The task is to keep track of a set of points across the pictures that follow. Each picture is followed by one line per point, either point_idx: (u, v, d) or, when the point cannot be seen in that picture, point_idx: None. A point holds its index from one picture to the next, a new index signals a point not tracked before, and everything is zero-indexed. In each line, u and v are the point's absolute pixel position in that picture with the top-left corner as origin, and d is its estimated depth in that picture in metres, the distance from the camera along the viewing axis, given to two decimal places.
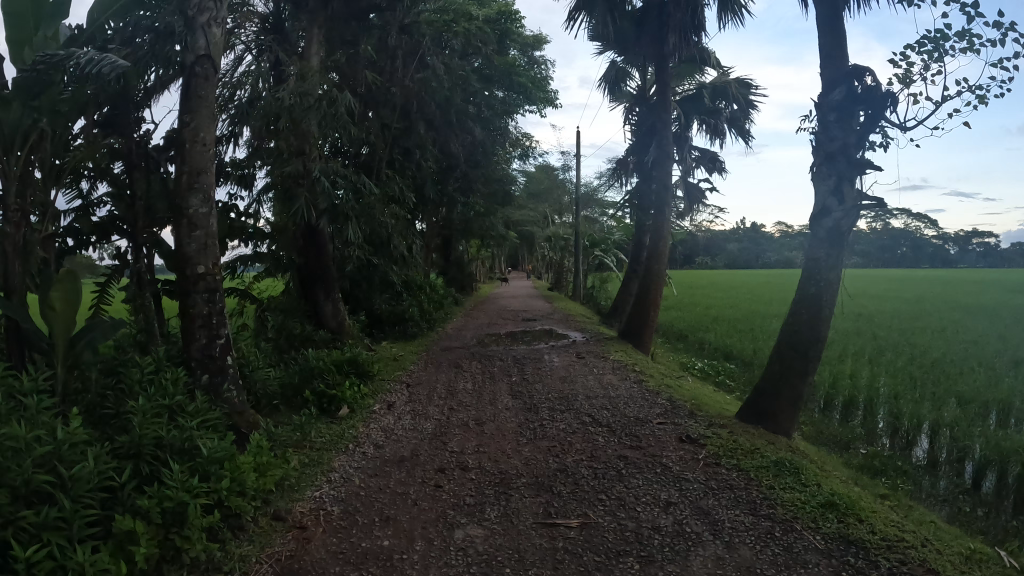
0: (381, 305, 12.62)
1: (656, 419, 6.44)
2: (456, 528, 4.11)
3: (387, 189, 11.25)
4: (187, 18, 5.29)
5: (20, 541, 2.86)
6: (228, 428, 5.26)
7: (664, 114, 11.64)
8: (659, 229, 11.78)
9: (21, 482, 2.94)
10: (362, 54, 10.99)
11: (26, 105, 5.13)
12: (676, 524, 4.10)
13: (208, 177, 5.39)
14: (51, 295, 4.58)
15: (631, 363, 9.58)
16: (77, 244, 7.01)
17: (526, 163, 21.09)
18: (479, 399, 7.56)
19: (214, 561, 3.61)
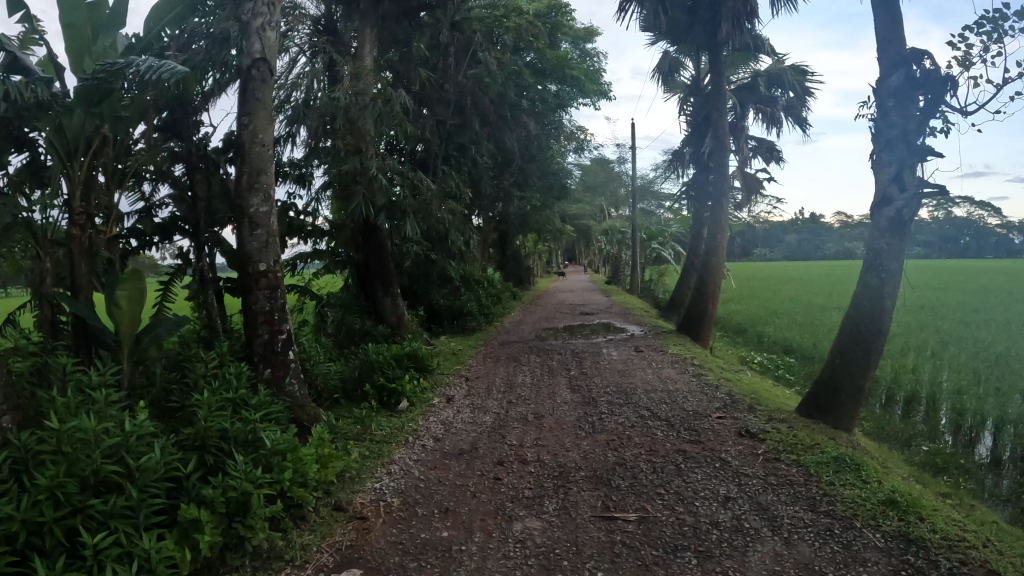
0: (439, 300, 12.78)
1: (715, 413, 6.34)
2: (513, 520, 4.13)
3: (445, 185, 11.35)
4: (242, 23, 5.43)
5: (88, 528, 2.99)
6: (290, 422, 5.39)
7: (720, 103, 11.43)
8: (717, 220, 11.59)
9: (90, 472, 3.07)
10: (415, 53, 11.11)
11: (89, 112, 5.36)
12: (733, 519, 4.03)
13: (267, 177, 5.53)
14: (117, 294, 4.84)
15: (691, 356, 9.44)
16: (140, 245, 7.29)
17: (581, 155, 20.99)
18: (538, 393, 7.58)
19: (276, 549, 3.72)
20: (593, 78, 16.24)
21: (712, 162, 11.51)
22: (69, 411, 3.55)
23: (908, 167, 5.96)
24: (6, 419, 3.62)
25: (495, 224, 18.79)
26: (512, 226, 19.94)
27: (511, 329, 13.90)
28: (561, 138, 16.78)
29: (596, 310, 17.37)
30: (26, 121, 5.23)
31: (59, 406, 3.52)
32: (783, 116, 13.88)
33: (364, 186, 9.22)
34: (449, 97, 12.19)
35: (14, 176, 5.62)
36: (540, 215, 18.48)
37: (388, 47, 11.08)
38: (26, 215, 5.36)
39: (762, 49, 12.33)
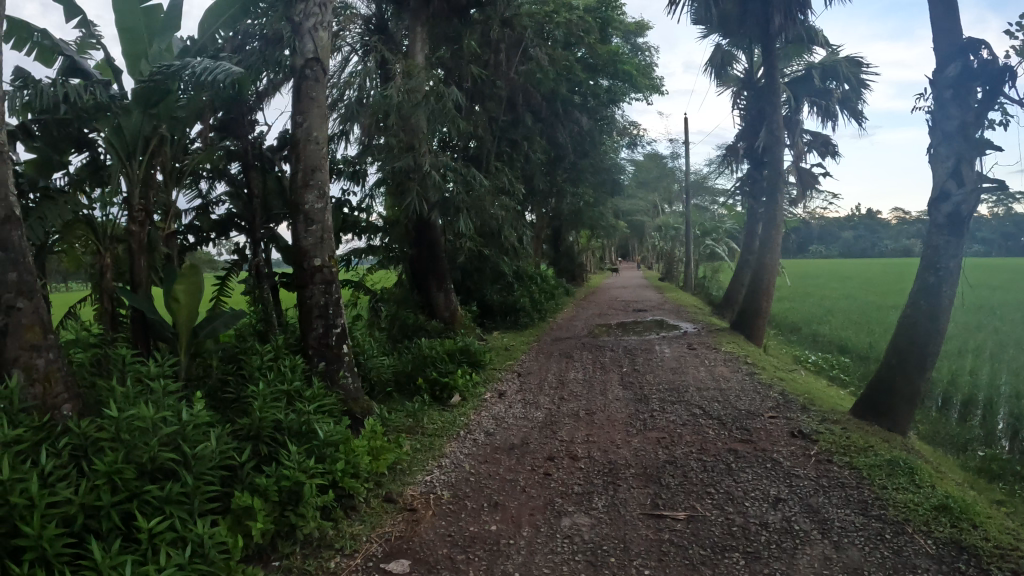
0: (492, 295, 12.85)
1: (768, 412, 6.23)
2: (562, 516, 4.14)
3: (497, 181, 11.38)
4: (295, 23, 5.56)
5: (144, 513, 3.07)
6: (343, 414, 5.49)
7: (773, 96, 11.20)
8: (771, 216, 11.36)
9: (147, 459, 3.17)
10: (465, 50, 11.15)
11: (146, 113, 5.54)
12: (783, 521, 3.96)
13: (321, 174, 5.64)
14: (175, 288, 5.05)
15: (746, 355, 9.29)
16: (198, 241, 7.53)
17: (635, 150, 20.82)
18: (590, 390, 7.55)
19: (327, 538, 3.79)
20: (645, 72, 16.06)
21: (767, 157, 11.28)
22: (129, 401, 3.68)
23: (966, 161, 5.80)
24: (67, 408, 3.77)
25: (547, 220, 18.79)
26: (565, 223, 19.90)
27: (563, 326, 13.90)
28: (613, 134, 16.66)
29: (648, 308, 17.23)
30: (87, 122, 5.44)
31: (118, 396, 3.65)
32: (839, 109, 13.47)
33: (418, 182, 9.33)
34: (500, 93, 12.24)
35: (75, 175, 5.82)
36: (592, 211, 18.40)
37: (440, 45, 11.16)
38: (87, 212, 5.62)
39: (816, 41, 11.97)
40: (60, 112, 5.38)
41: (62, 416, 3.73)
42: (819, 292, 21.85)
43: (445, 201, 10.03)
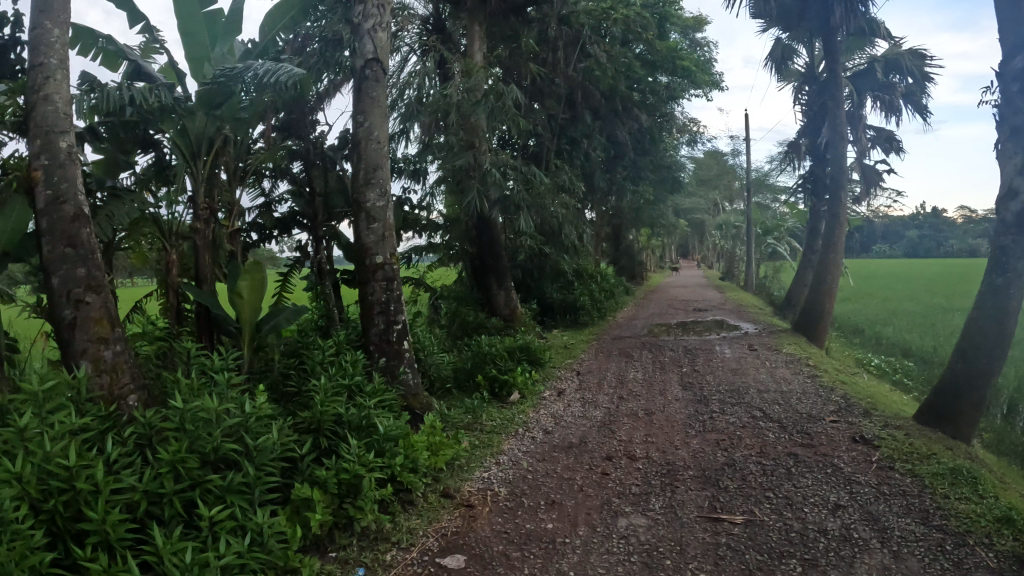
0: (552, 293, 12.87)
1: (829, 416, 6.07)
2: (619, 516, 4.11)
3: (556, 179, 11.36)
4: (355, 25, 5.65)
5: (206, 501, 3.17)
6: (403, 409, 5.55)
7: (836, 91, 10.91)
8: (834, 214, 11.05)
9: (210, 449, 3.26)
10: (523, 48, 11.18)
11: (210, 114, 5.73)
12: (842, 528, 3.85)
13: (383, 172, 5.73)
14: (239, 284, 5.18)
15: (808, 357, 9.07)
16: (261, 238, 7.73)
17: (695, 147, 20.51)
18: (649, 390, 7.49)
19: (384, 531, 3.85)
20: (704, 68, 15.80)
21: (830, 153, 10.99)
22: (195, 392, 3.80)
23: None
24: (134, 398, 3.93)
25: (608, 218, 18.65)
26: (625, 221, 19.73)
27: (622, 324, 13.82)
28: (674, 131, 16.40)
29: (709, 307, 16.98)
30: (153, 123, 5.64)
31: (184, 388, 3.78)
32: (903, 103, 12.96)
33: (478, 180, 9.38)
34: (559, 90, 12.22)
35: (142, 175, 6.04)
36: (653, 209, 18.18)
37: (498, 44, 11.22)
38: (154, 210, 5.70)
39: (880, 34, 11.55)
40: (126, 114, 5.53)
41: (127, 406, 3.88)
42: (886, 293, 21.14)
43: (505, 199, 9.99)
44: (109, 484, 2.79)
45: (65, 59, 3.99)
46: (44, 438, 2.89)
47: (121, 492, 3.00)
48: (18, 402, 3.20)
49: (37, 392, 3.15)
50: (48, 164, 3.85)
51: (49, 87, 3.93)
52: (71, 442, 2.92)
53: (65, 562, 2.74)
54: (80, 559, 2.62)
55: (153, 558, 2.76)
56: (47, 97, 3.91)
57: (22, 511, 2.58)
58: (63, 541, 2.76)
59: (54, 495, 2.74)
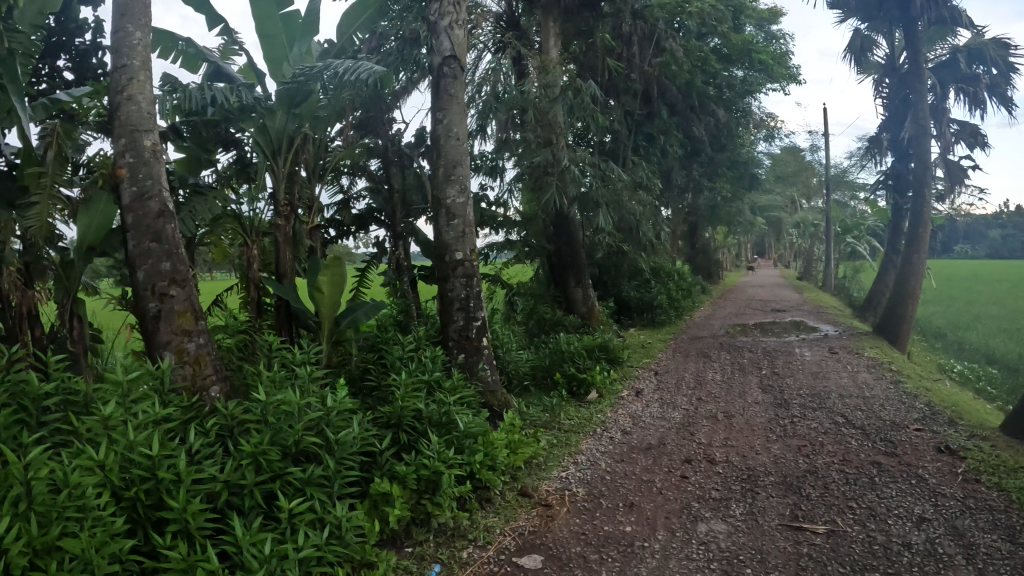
0: (630, 291, 12.82)
1: (913, 425, 5.81)
2: (699, 521, 4.03)
3: (634, 176, 11.24)
4: (431, 23, 5.72)
5: (286, 493, 3.24)
6: (482, 406, 5.55)
7: (919, 83, 10.47)
8: (916, 213, 10.59)
9: (292, 441, 3.34)
10: (597, 43, 11.10)
11: (290, 113, 5.84)
12: (926, 543, 3.67)
13: (462, 169, 5.77)
14: (319, 278, 5.34)
15: (892, 361, 8.71)
16: (338, 235, 7.92)
17: (773, 143, 19.95)
18: (728, 391, 7.33)
19: (461, 528, 3.87)
20: (782, 60, 15.36)
21: (912, 148, 10.60)
22: (278, 385, 3.90)
23: None
24: (215, 389, 4.06)
25: (682, 215, 18.35)
26: (700, 219, 19.36)
27: (699, 324, 13.58)
28: (751, 127, 15.98)
29: (789, 308, 16.49)
30: (235, 122, 5.84)
31: (266, 380, 3.89)
32: (988, 95, 12.25)
33: (556, 177, 9.23)
34: (634, 86, 12.07)
35: (224, 173, 6.27)
36: (729, 206, 17.78)
37: (572, 40, 11.18)
38: (235, 207, 5.90)
39: (964, 23, 11.00)
40: (207, 114, 5.74)
41: (210, 397, 4.01)
42: (974, 296, 20.08)
43: (584, 196, 9.85)
44: (189, 474, 2.87)
45: (147, 60, 4.16)
46: (127, 428, 2.99)
47: (201, 482, 3.07)
48: (102, 390, 3.33)
49: (121, 381, 3.28)
50: (133, 162, 4.03)
51: (132, 88, 4.09)
52: (154, 432, 3.02)
53: (144, 549, 2.82)
54: (160, 546, 2.70)
55: (232, 548, 2.82)
56: (131, 97, 4.08)
57: (103, 498, 2.67)
58: (143, 528, 2.84)
59: (135, 482, 2.83)
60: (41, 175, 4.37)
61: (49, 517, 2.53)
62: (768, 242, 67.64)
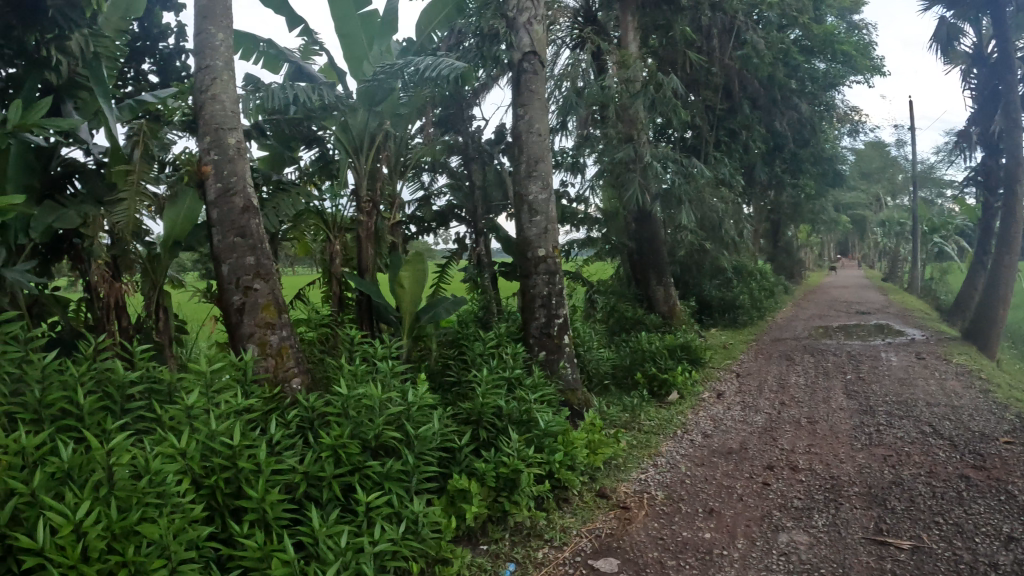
0: (711, 291, 12.63)
1: (1006, 437, 5.52)
2: (780, 531, 3.92)
3: (717, 172, 11.04)
4: (510, 19, 5.79)
5: (365, 486, 3.29)
6: (562, 404, 5.59)
7: (1009, 73, 9.94)
8: (1008, 213, 10.05)
9: (372, 435, 3.38)
10: (676, 37, 10.96)
11: (371, 111, 6.01)
12: (1017, 564, 3.46)
13: (544, 165, 5.82)
14: (401, 275, 5.44)
15: (982, 369, 8.30)
16: (419, 231, 7.99)
17: (857, 137, 19.22)
18: (811, 396, 7.13)
19: (537, 528, 3.89)
20: (867, 52, 14.81)
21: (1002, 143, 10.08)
22: (359, 378, 3.96)
23: None
24: (297, 380, 4.15)
25: (765, 213, 17.84)
26: (783, 217, 18.76)
27: (783, 326, 13.26)
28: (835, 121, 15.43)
29: (873, 310, 15.91)
30: (317, 120, 5.99)
31: (348, 372, 3.95)
32: None
33: (639, 173, 9.24)
34: (715, 80, 11.84)
35: (305, 170, 6.40)
36: (812, 203, 17.18)
37: (651, 34, 11.08)
38: (318, 203, 5.99)
39: None
40: (290, 113, 5.90)
41: (291, 388, 4.11)
42: None
43: (666, 193, 9.71)
44: (268, 465, 2.94)
45: (229, 61, 4.36)
46: (209, 418, 3.09)
47: (281, 473, 3.15)
48: (185, 380, 3.45)
49: (204, 372, 3.39)
50: (218, 159, 4.23)
51: (215, 87, 4.30)
52: (234, 422, 3.10)
53: (221, 536, 2.91)
54: (237, 535, 2.78)
55: (308, 539, 2.87)
56: (215, 96, 4.30)
57: (182, 486, 2.74)
58: (221, 515, 2.93)
59: (215, 471, 2.92)
60: (129, 172, 4.54)
61: (130, 502, 2.60)
62: (849, 240, 65.08)
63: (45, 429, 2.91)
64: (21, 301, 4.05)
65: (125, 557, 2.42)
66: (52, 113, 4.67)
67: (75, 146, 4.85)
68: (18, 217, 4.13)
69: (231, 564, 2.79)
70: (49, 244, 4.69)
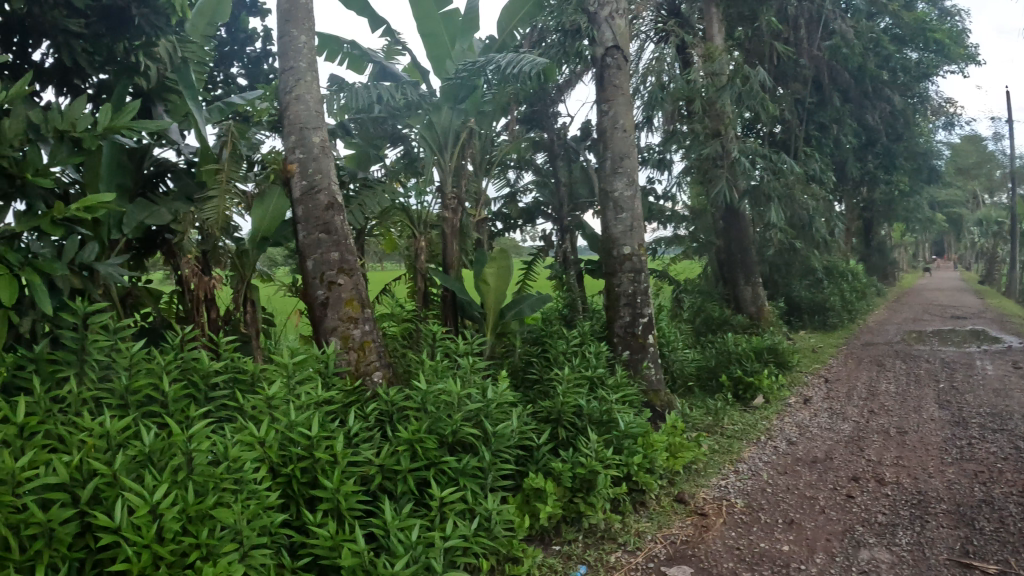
0: (801, 292, 12.26)
1: None
2: (860, 547, 3.77)
3: (806, 168, 10.70)
4: (591, 14, 5.85)
5: (440, 481, 3.34)
6: (643, 406, 5.53)
7: None
8: None
9: (449, 431, 3.42)
10: (761, 28, 10.72)
11: (454, 108, 6.12)
12: None
13: (630, 161, 5.82)
14: (485, 272, 5.59)
15: None
16: (505, 228, 8.10)
17: (952, 132, 18.31)
18: (902, 405, 6.84)
19: (612, 531, 3.86)
20: (961, 40, 14.13)
21: None
22: (438, 374, 4.01)
23: None
24: (377, 374, 4.22)
25: (857, 212, 17.11)
26: (876, 217, 17.93)
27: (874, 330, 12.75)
28: (930, 113, 14.76)
29: (968, 315, 15.15)
30: (400, 119, 6.35)
31: (429, 369, 4.00)
32: None
33: (727, 170, 9.14)
34: (804, 71, 11.52)
35: (391, 168, 6.50)
36: (907, 201, 16.39)
37: (735, 26, 10.87)
38: (403, 200, 5.97)
39: None
40: (375, 112, 6.33)
41: (372, 382, 4.18)
42: None
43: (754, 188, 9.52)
44: (344, 456, 3.00)
45: (311, 62, 4.52)
46: (288, 408, 3.17)
47: (357, 465, 3.20)
48: (267, 370, 3.57)
49: (287, 364, 3.51)
50: (303, 158, 4.38)
51: (299, 88, 4.45)
52: (313, 414, 3.17)
53: (295, 523, 2.98)
54: (312, 523, 2.84)
55: (380, 531, 2.91)
56: (298, 96, 4.45)
57: (260, 473, 2.82)
58: (295, 504, 3.01)
59: (293, 460, 2.99)
60: (218, 171, 4.69)
61: (207, 487, 2.67)
62: (944, 240, 61.86)
63: (131, 414, 3.03)
64: (114, 294, 4.25)
65: (199, 539, 2.49)
66: (145, 115, 4.86)
67: (167, 146, 5.03)
68: (113, 214, 4.32)
69: (302, 552, 2.85)
70: (142, 240, 4.88)
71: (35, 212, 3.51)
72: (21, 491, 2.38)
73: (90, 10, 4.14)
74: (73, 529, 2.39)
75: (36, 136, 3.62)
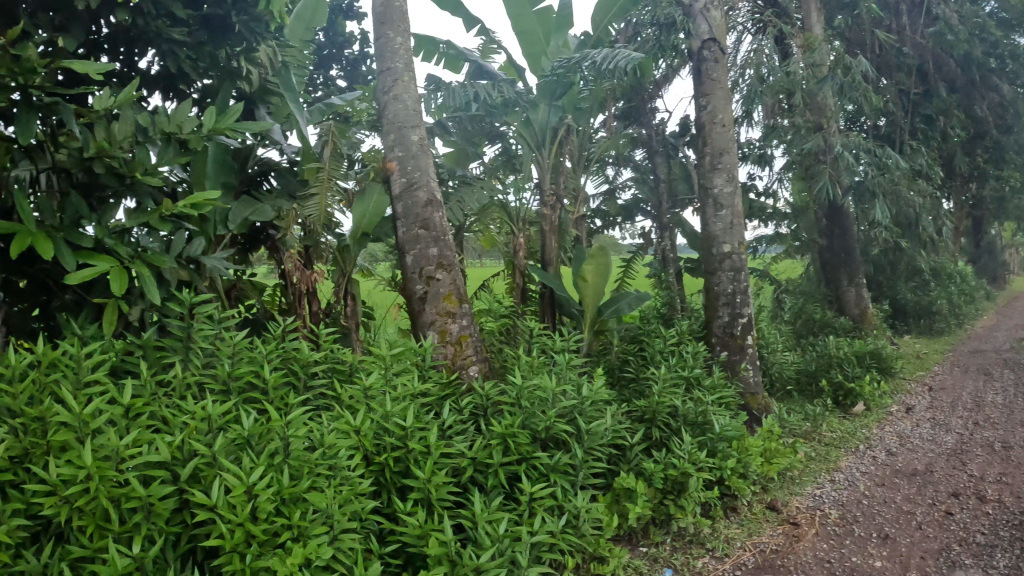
0: (907, 295, 11.60)
1: None
2: (957, 568, 3.53)
3: (913, 163, 10.14)
4: (686, 7, 5.77)
5: (530, 476, 3.37)
6: (739, 409, 5.39)
7: None
8: None
9: (543, 426, 3.43)
10: (864, 15, 10.23)
11: (551, 105, 6.19)
12: None
13: (729, 157, 5.66)
14: (583, 267, 5.73)
15: None
16: (605, 225, 8.09)
17: None
18: (1013, 417, 6.38)
19: (701, 535, 3.78)
20: None
21: None
22: (534, 370, 4.05)
23: None
24: (473, 368, 4.30)
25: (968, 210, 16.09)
26: (987, 216, 16.78)
27: (985, 336, 11.94)
28: None
29: None
30: (499, 116, 6.40)
31: (526, 364, 4.04)
32: None
33: (829, 164, 8.78)
34: (909, 60, 10.94)
35: (490, 165, 6.65)
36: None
37: (836, 14, 10.41)
38: (501, 197, 6.02)
39: None
40: (472, 109, 6.36)
41: (467, 376, 4.26)
42: None
43: (859, 185, 9.08)
44: (436, 448, 3.07)
45: (407, 63, 4.64)
46: (385, 399, 3.27)
47: (449, 457, 3.27)
48: (365, 361, 3.70)
49: (385, 356, 3.63)
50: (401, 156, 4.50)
51: (396, 88, 4.58)
52: (408, 405, 3.26)
53: (385, 511, 3.08)
54: (403, 511, 2.92)
55: (469, 522, 2.96)
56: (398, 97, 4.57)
57: (354, 461, 2.92)
58: (387, 492, 3.11)
59: (387, 449, 3.08)
60: (319, 170, 4.87)
61: (302, 470, 2.78)
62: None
63: (232, 399, 3.19)
64: (219, 287, 4.56)
65: (291, 521, 2.60)
66: (248, 117, 5.10)
67: (270, 146, 5.26)
68: (219, 211, 4.56)
69: (391, 538, 2.94)
70: (247, 236, 5.19)
71: (145, 210, 3.74)
72: (125, 467, 2.52)
73: (194, 19, 4.36)
74: (171, 504, 2.52)
75: (145, 138, 3.82)
